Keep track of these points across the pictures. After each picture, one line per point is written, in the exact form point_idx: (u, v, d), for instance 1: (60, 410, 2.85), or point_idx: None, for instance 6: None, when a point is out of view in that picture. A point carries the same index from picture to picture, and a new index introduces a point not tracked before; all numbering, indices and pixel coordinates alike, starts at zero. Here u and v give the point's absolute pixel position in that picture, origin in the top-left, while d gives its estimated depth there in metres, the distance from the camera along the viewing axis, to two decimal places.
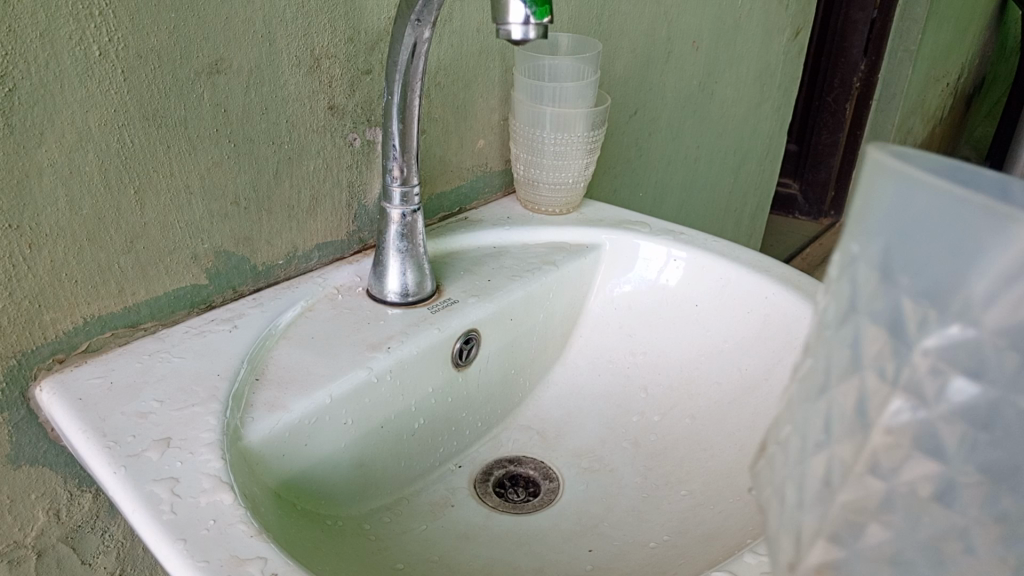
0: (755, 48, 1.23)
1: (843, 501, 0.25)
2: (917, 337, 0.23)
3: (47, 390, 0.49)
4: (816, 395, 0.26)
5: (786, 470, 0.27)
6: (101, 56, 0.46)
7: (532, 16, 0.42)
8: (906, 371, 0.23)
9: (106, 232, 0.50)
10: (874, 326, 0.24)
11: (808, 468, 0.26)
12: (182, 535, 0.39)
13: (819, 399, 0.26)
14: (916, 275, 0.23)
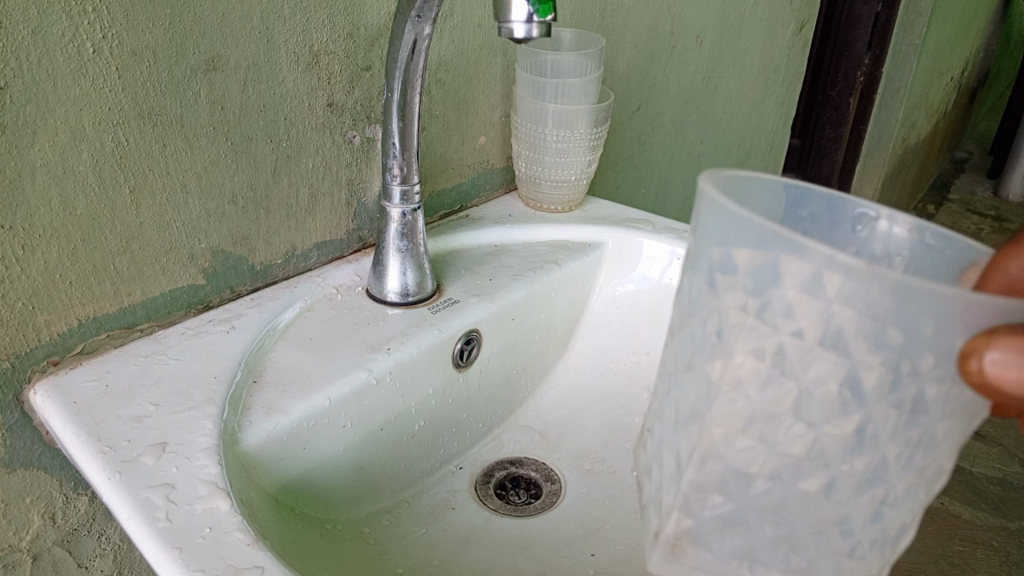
0: (759, 42, 1.22)
1: (689, 478, 0.33)
2: (737, 337, 0.31)
3: (42, 393, 0.48)
4: (682, 379, 0.34)
5: (660, 450, 0.36)
6: (95, 53, 0.45)
7: (536, 14, 0.41)
8: (737, 361, 0.31)
9: (101, 233, 0.49)
10: (708, 322, 0.32)
11: (670, 446, 0.35)
12: (178, 543, 0.38)
13: (682, 385, 0.34)
14: (743, 283, 0.30)
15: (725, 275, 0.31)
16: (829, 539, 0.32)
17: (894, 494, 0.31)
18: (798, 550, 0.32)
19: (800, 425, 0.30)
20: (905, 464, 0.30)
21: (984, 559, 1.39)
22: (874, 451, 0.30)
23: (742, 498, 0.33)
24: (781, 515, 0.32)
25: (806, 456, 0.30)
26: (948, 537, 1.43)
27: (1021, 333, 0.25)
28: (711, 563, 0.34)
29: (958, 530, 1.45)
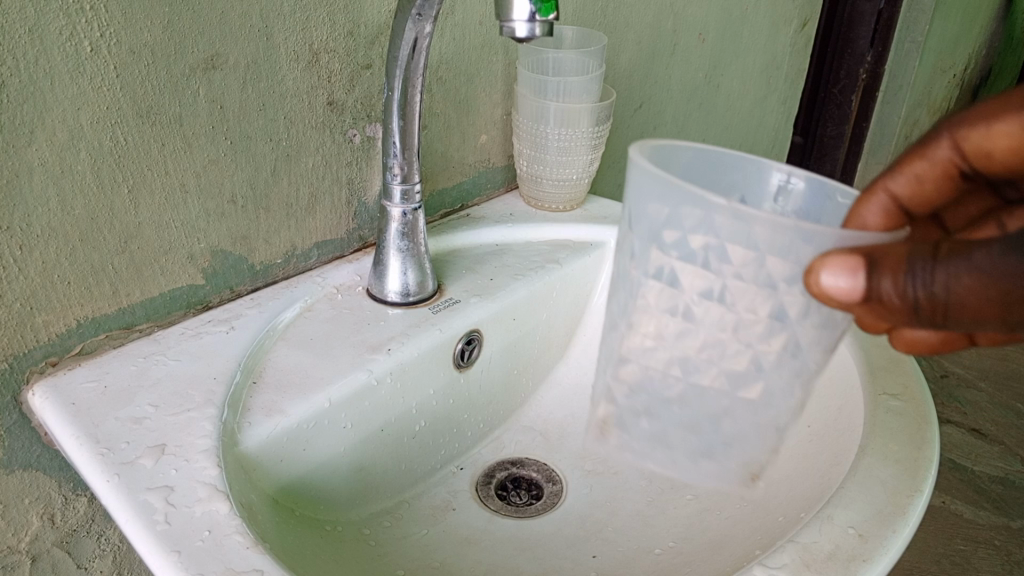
0: (761, 39, 1.21)
1: (616, 370, 0.40)
2: (651, 263, 0.36)
3: (40, 395, 0.48)
4: (618, 292, 0.40)
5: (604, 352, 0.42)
6: (93, 52, 0.45)
7: (538, 13, 0.41)
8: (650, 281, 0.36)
9: (100, 232, 0.49)
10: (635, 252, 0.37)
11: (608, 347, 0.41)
12: (177, 547, 0.38)
13: (618, 296, 0.40)
14: (659, 230, 0.35)
15: (644, 224, 0.36)
16: (722, 427, 0.39)
17: (771, 386, 0.37)
18: (696, 431, 0.40)
19: (709, 340, 0.36)
20: (782, 365, 0.36)
21: (986, 559, 1.38)
22: (755, 351, 0.36)
23: (654, 391, 0.39)
24: (685, 406, 0.39)
25: (707, 364, 0.37)
26: (949, 536, 1.43)
27: (846, 252, 0.32)
28: (631, 439, 0.42)
29: (959, 529, 1.45)
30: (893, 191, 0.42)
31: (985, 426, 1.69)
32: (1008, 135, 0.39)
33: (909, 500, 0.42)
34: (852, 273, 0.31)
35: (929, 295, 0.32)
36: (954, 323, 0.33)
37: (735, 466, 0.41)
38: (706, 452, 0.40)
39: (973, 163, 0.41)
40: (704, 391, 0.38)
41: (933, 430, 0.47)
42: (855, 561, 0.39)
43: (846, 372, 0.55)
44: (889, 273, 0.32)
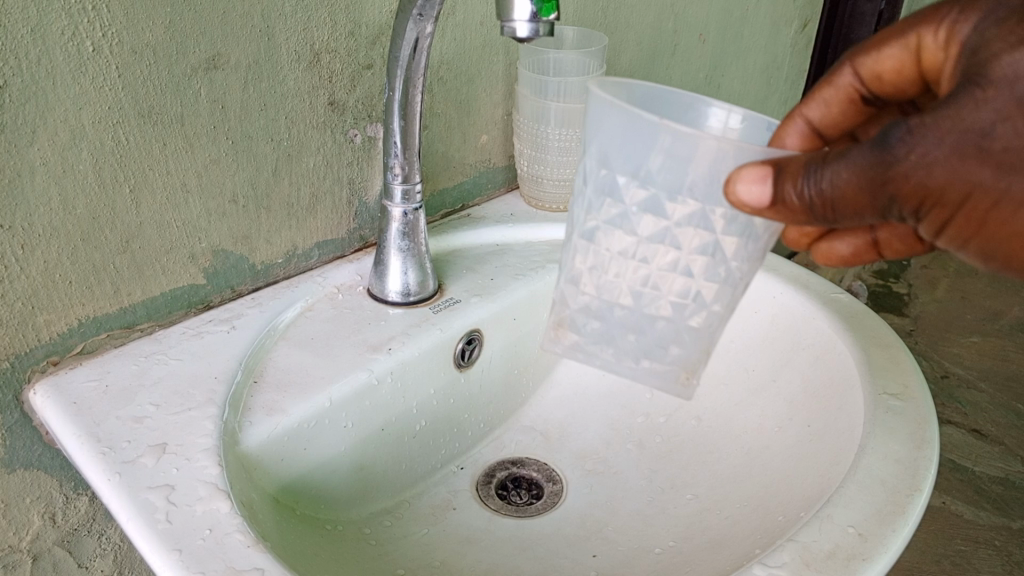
0: (761, 40, 1.21)
1: (569, 280, 0.43)
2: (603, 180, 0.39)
3: (42, 394, 0.48)
4: (573, 209, 0.43)
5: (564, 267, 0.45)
6: (95, 52, 0.45)
7: (538, 13, 0.41)
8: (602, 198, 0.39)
9: (101, 232, 0.49)
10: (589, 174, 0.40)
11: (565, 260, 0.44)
12: (178, 546, 0.38)
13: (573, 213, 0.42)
14: (611, 152, 0.38)
15: (598, 145, 0.38)
16: (656, 328, 0.42)
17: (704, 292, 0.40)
18: (641, 336, 0.43)
19: (651, 251, 0.39)
20: (713, 271, 0.39)
21: (986, 559, 1.38)
22: (689, 260, 0.39)
23: (601, 297, 0.42)
24: (627, 311, 0.42)
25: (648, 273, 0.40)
26: (949, 537, 1.43)
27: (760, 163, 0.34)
28: (582, 345, 0.45)
29: (959, 529, 1.45)
30: (810, 120, 0.44)
31: (985, 427, 1.69)
32: (895, 60, 0.40)
33: (909, 499, 0.42)
34: (761, 181, 0.34)
35: (822, 196, 0.33)
36: (845, 222, 0.35)
37: (672, 367, 0.44)
38: (646, 353, 0.43)
39: (873, 89, 0.42)
40: (644, 296, 0.41)
41: (932, 429, 0.48)
42: (854, 560, 0.39)
43: (846, 371, 0.55)
44: (791, 178, 0.34)
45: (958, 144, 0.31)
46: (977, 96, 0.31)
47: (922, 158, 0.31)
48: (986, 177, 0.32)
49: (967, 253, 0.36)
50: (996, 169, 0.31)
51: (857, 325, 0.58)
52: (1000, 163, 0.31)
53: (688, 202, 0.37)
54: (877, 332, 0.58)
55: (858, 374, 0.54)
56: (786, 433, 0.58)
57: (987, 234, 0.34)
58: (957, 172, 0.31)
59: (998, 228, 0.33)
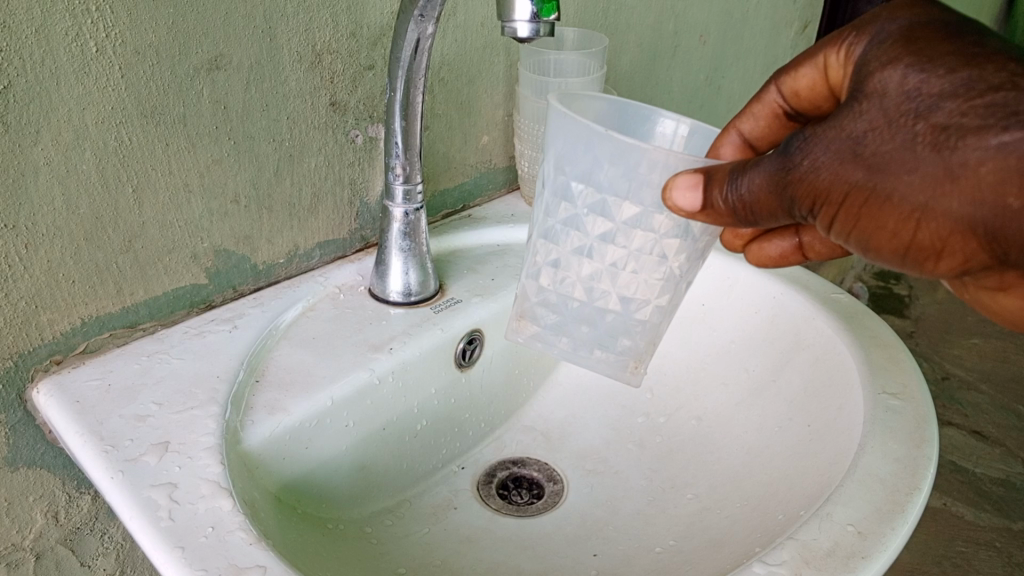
0: (762, 42, 1.22)
1: (530, 276, 0.48)
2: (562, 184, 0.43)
3: (45, 393, 0.48)
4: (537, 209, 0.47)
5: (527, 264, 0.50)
6: (98, 52, 0.45)
7: (538, 14, 0.41)
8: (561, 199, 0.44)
9: (104, 232, 0.49)
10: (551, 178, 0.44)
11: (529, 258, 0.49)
12: (180, 543, 0.38)
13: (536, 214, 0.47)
14: (568, 158, 0.42)
15: (557, 151, 0.42)
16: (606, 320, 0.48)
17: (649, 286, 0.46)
18: (594, 326, 0.48)
19: (601, 249, 0.44)
20: (655, 267, 0.45)
21: (987, 560, 1.38)
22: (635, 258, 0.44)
23: (559, 291, 0.47)
24: (581, 304, 0.47)
25: (600, 271, 0.45)
26: (950, 538, 1.43)
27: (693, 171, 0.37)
28: (542, 334, 0.50)
29: (960, 531, 1.45)
30: (743, 132, 0.49)
31: (986, 428, 1.69)
32: (809, 78, 0.44)
33: (908, 497, 0.42)
34: (692, 188, 0.37)
35: (742, 201, 0.36)
36: (766, 224, 0.37)
37: (618, 355, 0.49)
38: (597, 341, 0.49)
39: (794, 104, 0.47)
40: (597, 291, 0.46)
41: (932, 428, 0.48)
42: (854, 558, 0.39)
43: (845, 370, 0.56)
44: (717, 185, 0.36)
45: (838, 150, 0.33)
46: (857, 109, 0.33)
47: (812, 164, 0.34)
48: (861, 178, 0.33)
49: (869, 256, 0.37)
50: (868, 170, 0.33)
51: (856, 325, 0.59)
52: (872, 165, 0.33)
53: (632, 206, 0.41)
54: (875, 332, 0.58)
55: (858, 374, 0.54)
56: (786, 433, 0.58)
57: (870, 234, 0.35)
58: (839, 174, 0.33)
59: (876, 227, 0.34)
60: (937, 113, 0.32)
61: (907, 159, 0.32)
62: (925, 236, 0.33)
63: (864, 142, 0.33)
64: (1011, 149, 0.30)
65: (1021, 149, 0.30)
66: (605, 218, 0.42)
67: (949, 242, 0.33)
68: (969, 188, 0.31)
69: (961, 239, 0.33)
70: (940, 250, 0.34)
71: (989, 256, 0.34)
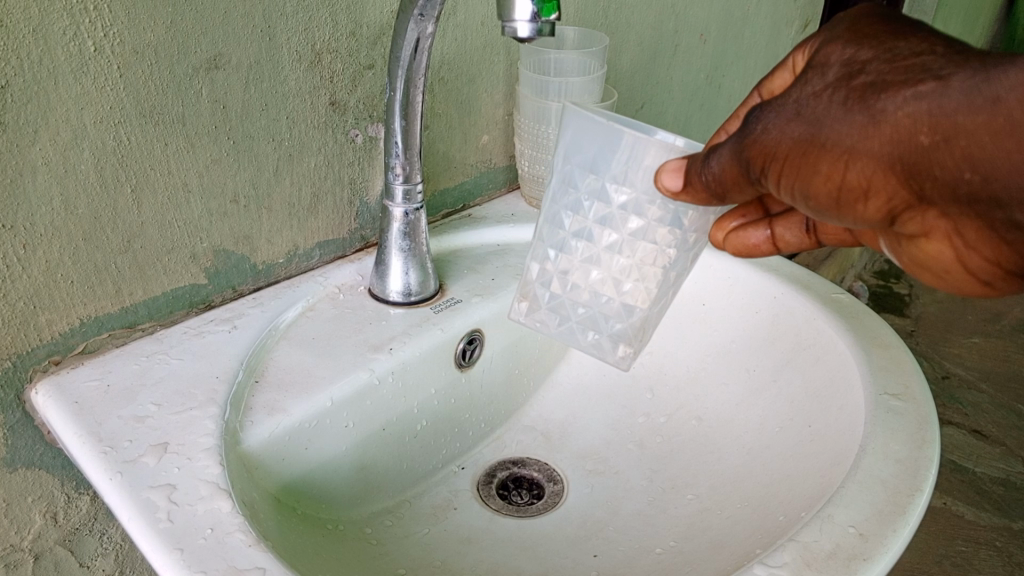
0: (763, 41, 1.21)
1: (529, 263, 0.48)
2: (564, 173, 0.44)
3: (43, 393, 0.48)
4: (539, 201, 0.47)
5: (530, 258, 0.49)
6: (96, 52, 0.45)
7: (539, 13, 0.41)
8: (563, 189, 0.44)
9: (102, 232, 0.49)
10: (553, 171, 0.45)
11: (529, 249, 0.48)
12: (179, 545, 0.38)
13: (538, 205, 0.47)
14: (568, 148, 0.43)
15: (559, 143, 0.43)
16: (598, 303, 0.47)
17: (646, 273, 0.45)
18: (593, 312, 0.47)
19: (599, 234, 0.44)
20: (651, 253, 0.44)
21: (987, 559, 1.38)
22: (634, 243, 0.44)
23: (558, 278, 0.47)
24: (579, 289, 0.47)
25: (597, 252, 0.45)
26: (950, 538, 1.43)
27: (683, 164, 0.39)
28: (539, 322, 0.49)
29: (961, 530, 1.45)
30: None
31: (986, 427, 1.69)
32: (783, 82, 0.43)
33: (909, 499, 0.42)
34: (678, 171, 0.39)
35: (714, 177, 0.37)
36: (734, 197, 0.39)
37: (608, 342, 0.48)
38: (588, 326, 0.48)
39: None
40: (592, 273, 0.46)
41: (933, 429, 0.48)
42: (855, 560, 0.39)
43: (846, 370, 0.55)
44: (696, 165, 0.37)
45: (784, 114, 0.35)
46: (803, 81, 0.36)
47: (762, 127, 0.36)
48: (801, 132, 0.35)
49: (818, 216, 0.38)
50: (810, 125, 0.35)
51: (857, 325, 0.59)
52: (812, 120, 0.35)
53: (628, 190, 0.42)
54: (876, 332, 0.58)
55: (858, 374, 0.54)
56: (787, 433, 0.58)
57: (809, 186, 0.36)
58: (789, 134, 0.35)
59: (813, 177, 0.35)
60: (866, 76, 0.34)
61: (841, 112, 0.34)
62: (851, 179, 0.34)
63: (807, 105, 0.35)
64: (926, 96, 0.32)
65: (932, 95, 0.31)
66: (602, 203, 0.43)
67: (874, 183, 0.34)
68: (889, 129, 0.32)
69: (883, 181, 0.34)
70: (866, 194, 0.35)
71: (911, 195, 0.34)
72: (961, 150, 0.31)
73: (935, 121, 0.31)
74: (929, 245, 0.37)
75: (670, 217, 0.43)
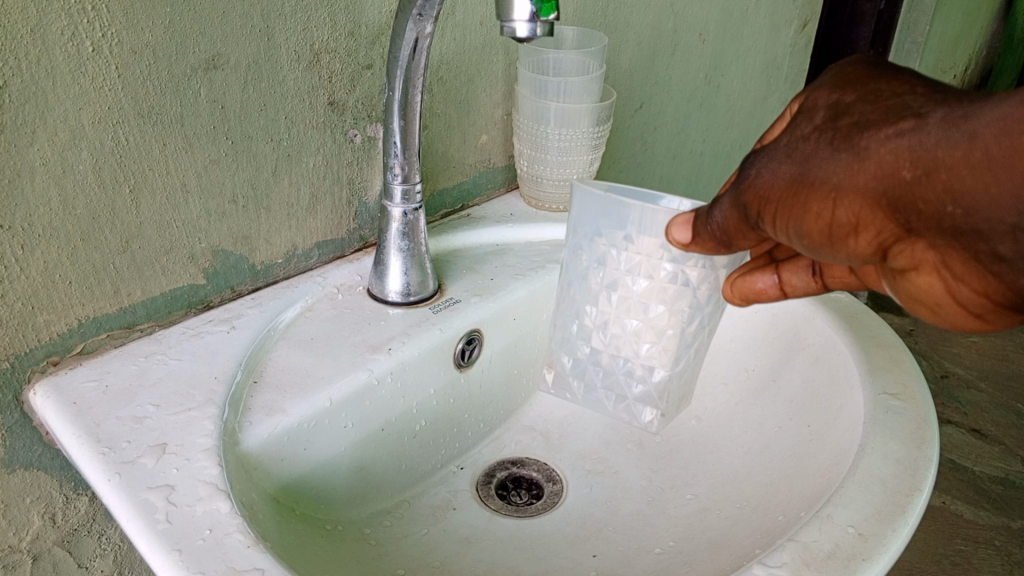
0: (761, 40, 1.21)
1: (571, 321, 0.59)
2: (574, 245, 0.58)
3: (41, 394, 0.48)
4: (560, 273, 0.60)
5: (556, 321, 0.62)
6: (94, 52, 0.45)
7: (538, 13, 0.41)
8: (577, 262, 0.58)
9: (100, 232, 0.49)
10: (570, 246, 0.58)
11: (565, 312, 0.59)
12: (178, 546, 0.38)
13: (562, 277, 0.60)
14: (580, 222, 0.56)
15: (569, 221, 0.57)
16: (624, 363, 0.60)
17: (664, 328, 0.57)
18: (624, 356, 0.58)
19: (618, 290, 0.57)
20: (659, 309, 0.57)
21: (987, 558, 1.38)
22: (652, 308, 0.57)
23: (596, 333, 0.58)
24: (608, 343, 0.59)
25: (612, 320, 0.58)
26: (950, 537, 1.43)
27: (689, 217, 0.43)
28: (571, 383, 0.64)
29: (960, 529, 1.45)
30: None
31: (985, 427, 1.69)
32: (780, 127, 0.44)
33: (908, 499, 0.42)
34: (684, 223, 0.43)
35: (720, 226, 0.40)
36: (739, 241, 0.41)
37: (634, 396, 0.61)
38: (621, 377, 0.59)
39: None
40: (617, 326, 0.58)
41: (932, 429, 0.48)
42: (854, 560, 0.39)
43: (845, 369, 0.56)
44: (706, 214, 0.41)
45: (778, 160, 0.37)
46: (794, 127, 0.38)
47: (755, 173, 0.38)
48: (792, 173, 0.36)
49: (814, 254, 0.38)
50: (801, 165, 0.36)
51: (856, 325, 0.59)
52: (803, 161, 0.36)
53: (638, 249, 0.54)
54: (875, 332, 0.58)
55: (857, 373, 0.54)
56: (786, 433, 0.58)
57: (801, 226, 0.36)
58: (782, 175, 0.37)
59: (804, 217, 0.36)
60: (854, 116, 0.36)
61: (828, 153, 0.35)
62: (839, 216, 0.35)
63: (797, 149, 0.37)
64: (906, 133, 0.32)
65: (911, 130, 0.32)
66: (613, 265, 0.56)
67: (863, 219, 0.34)
68: (875, 166, 0.33)
69: (872, 215, 0.34)
70: (855, 229, 0.35)
71: (901, 230, 0.34)
72: (942, 184, 0.31)
73: (916, 156, 0.31)
74: (925, 283, 0.36)
75: (676, 274, 0.54)
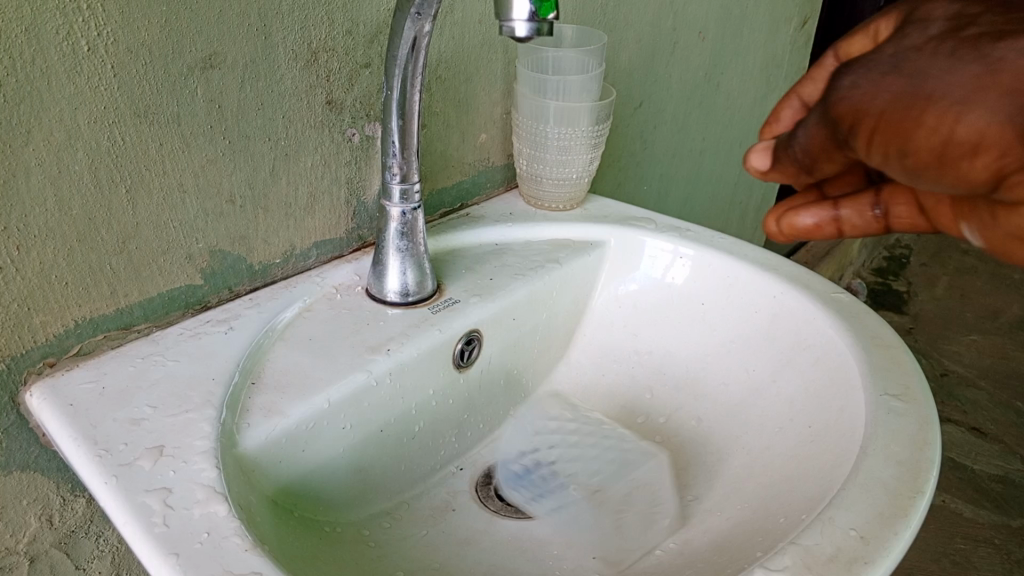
0: (761, 39, 1.21)
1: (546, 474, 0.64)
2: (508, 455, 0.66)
3: (37, 395, 0.47)
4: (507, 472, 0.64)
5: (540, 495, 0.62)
6: (90, 51, 0.44)
7: (537, 13, 0.41)
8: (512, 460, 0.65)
9: (97, 233, 0.49)
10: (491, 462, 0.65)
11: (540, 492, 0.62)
12: (175, 550, 0.37)
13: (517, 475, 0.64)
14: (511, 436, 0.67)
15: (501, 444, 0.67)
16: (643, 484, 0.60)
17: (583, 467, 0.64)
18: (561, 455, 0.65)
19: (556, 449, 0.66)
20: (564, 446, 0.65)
21: (987, 557, 1.38)
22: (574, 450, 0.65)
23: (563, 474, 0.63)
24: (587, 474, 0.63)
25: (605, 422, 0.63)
26: (949, 536, 1.43)
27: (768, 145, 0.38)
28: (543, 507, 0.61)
29: (959, 527, 1.45)
30: (806, 98, 0.41)
31: (985, 425, 1.69)
32: (863, 46, 0.40)
33: (911, 501, 0.42)
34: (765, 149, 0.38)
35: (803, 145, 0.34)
36: (824, 169, 0.34)
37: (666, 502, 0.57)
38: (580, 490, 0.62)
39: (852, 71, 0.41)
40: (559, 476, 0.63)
41: (934, 430, 0.47)
42: (856, 563, 0.38)
43: (845, 369, 0.55)
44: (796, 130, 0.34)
45: (880, 71, 0.30)
46: (900, 39, 0.32)
47: (850, 86, 0.30)
48: (902, 86, 0.29)
49: (917, 186, 0.29)
50: (910, 78, 0.29)
51: (856, 324, 0.58)
52: (913, 74, 0.29)
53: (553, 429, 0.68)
54: (876, 332, 0.57)
55: (858, 374, 0.54)
56: (787, 433, 0.58)
57: (905, 148, 0.28)
58: (881, 87, 0.29)
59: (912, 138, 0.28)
60: (975, 31, 0.29)
61: (947, 64, 0.28)
62: (957, 134, 0.26)
63: (906, 61, 0.30)
64: None
65: None
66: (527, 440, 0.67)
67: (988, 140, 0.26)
68: (1008, 79, 0.26)
69: (1001, 133, 0.25)
70: (971, 150, 0.26)
71: None
72: None
73: None
74: None
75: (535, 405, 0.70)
